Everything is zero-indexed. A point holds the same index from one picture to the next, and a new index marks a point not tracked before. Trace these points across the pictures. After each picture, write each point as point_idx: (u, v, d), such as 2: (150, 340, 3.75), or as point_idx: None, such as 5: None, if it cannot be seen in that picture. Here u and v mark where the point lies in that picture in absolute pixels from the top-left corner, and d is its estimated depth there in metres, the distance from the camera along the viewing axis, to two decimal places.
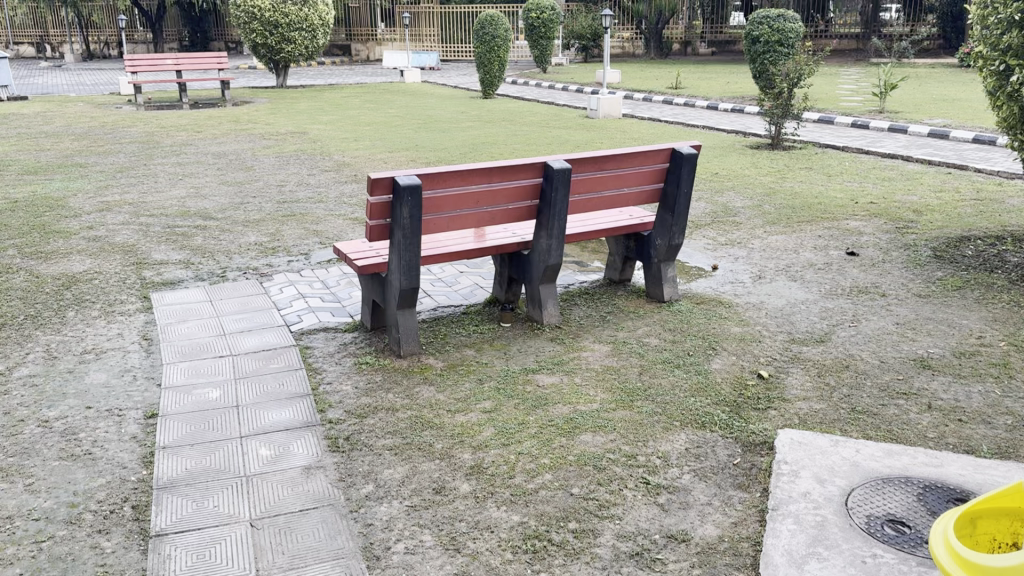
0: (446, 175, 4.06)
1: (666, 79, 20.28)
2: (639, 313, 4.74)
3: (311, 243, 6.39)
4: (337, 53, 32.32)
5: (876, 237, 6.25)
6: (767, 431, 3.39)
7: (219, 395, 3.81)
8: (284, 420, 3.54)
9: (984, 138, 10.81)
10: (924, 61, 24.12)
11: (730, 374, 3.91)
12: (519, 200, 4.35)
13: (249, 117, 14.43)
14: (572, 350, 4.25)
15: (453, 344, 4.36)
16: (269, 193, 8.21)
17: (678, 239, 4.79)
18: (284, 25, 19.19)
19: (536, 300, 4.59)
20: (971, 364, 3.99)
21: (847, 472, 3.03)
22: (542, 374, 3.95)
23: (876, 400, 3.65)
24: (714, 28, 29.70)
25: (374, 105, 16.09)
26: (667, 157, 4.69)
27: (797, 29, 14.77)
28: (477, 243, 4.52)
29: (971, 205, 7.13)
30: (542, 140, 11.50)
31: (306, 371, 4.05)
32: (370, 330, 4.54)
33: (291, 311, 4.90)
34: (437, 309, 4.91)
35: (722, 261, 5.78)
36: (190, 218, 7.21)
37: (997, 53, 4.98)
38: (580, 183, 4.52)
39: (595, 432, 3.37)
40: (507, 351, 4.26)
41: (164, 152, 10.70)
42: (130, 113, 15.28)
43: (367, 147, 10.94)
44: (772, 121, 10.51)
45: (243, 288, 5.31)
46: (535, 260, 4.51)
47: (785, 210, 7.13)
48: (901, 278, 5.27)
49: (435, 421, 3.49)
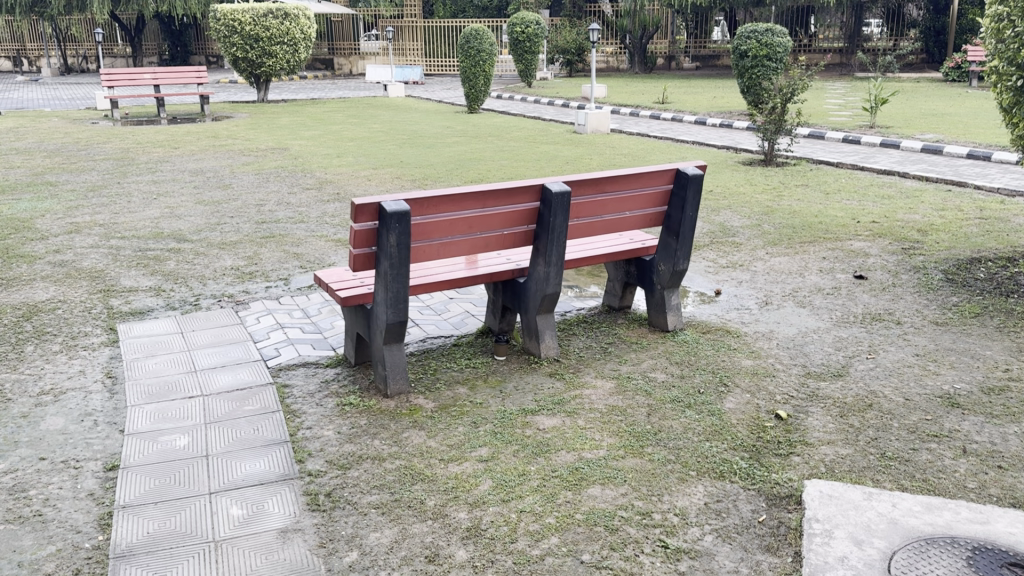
0: (436, 200, 3.74)
1: (652, 94, 20.04)
2: (643, 344, 4.43)
3: (291, 267, 6.05)
4: (319, 68, 32.04)
5: (882, 258, 6.00)
6: (792, 482, 3.10)
7: (187, 443, 3.49)
8: (258, 472, 3.21)
9: (979, 153, 10.65)
10: (908, 76, 24.06)
11: (746, 415, 3.61)
12: (514, 225, 4.04)
13: (228, 133, 14.05)
14: (572, 388, 3.93)
15: (444, 380, 4.03)
16: (248, 213, 7.87)
17: (683, 264, 4.48)
18: (265, 38, 18.83)
19: (533, 331, 4.28)
20: (1002, 401, 3.71)
21: (886, 532, 2.73)
22: (542, 416, 3.62)
23: (905, 444, 3.36)
24: (698, 42, 29.60)
25: (357, 120, 15.80)
26: (671, 178, 4.40)
27: (785, 43, 14.53)
28: (469, 272, 4.21)
29: (976, 224, 6.91)
30: (530, 157, 11.21)
31: (284, 414, 3.71)
32: (354, 366, 4.21)
33: (269, 344, 4.56)
34: (426, 340, 4.58)
35: (724, 285, 5.50)
36: (164, 240, 6.85)
37: (1013, 68, 4.74)
38: (580, 207, 4.22)
39: (604, 485, 3.05)
40: (503, 388, 3.94)
41: (139, 170, 10.32)
42: (105, 128, 14.85)
43: (351, 164, 10.61)
44: (765, 137, 10.27)
45: (217, 318, 4.98)
46: (531, 288, 4.21)
47: (785, 230, 6.87)
48: (915, 303, 5.00)
49: (427, 473, 3.16)
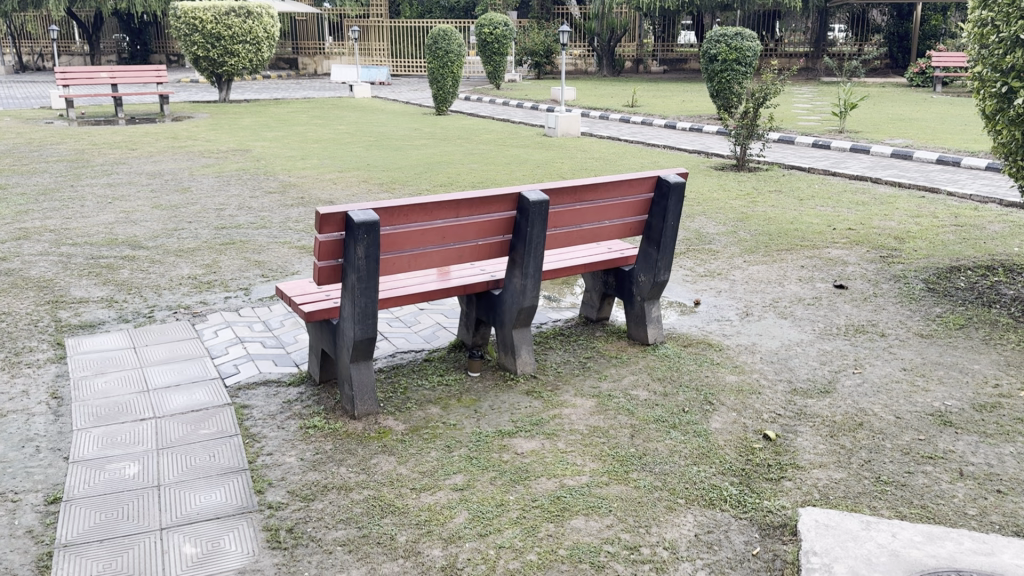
0: (407, 209, 3.53)
1: (621, 97, 19.96)
2: (623, 359, 4.25)
3: (251, 276, 5.78)
4: (283, 68, 31.54)
5: (861, 267, 5.88)
6: (785, 510, 2.93)
7: (136, 471, 3.24)
8: (213, 504, 2.98)
9: (948, 159, 10.69)
10: (873, 81, 24.30)
11: (733, 436, 3.44)
12: (488, 235, 3.84)
13: (188, 133, 13.66)
14: (551, 407, 3.73)
15: (415, 399, 3.81)
16: (207, 217, 7.57)
17: (664, 275, 4.32)
18: (227, 37, 18.41)
19: (509, 346, 4.08)
20: (995, 419, 3.58)
21: (888, 564, 2.55)
22: (520, 439, 3.42)
23: (900, 467, 3.21)
24: (665, 45, 29.64)
25: (323, 121, 15.48)
26: (652, 186, 4.23)
27: (754, 47, 14.54)
28: (442, 284, 3.99)
29: (952, 231, 6.85)
30: (499, 160, 11.00)
31: (242, 439, 3.48)
32: (318, 384, 3.98)
33: (228, 360, 4.31)
34: (395, 355, 4.36)
35: (704, 295, 5.34)
36: (118, 247, 6.54)
37: (998, 74, 4.65)
38: (558, 216, 4.03)
39: (589, 516, 2.86)
40: (478, 408, 3.73)
41: (94, 172, 9.95)
42: (60, 129, 14.35)
43: (315, 167, 10.32)
44: (738, 142, 10.18)
45: (172, 331, 4.71)
46: (507, 301, 4.01)
47: (762, 237, 6.74)
48: (898, 314, 4.89)
49: (398, 504, 2.94)
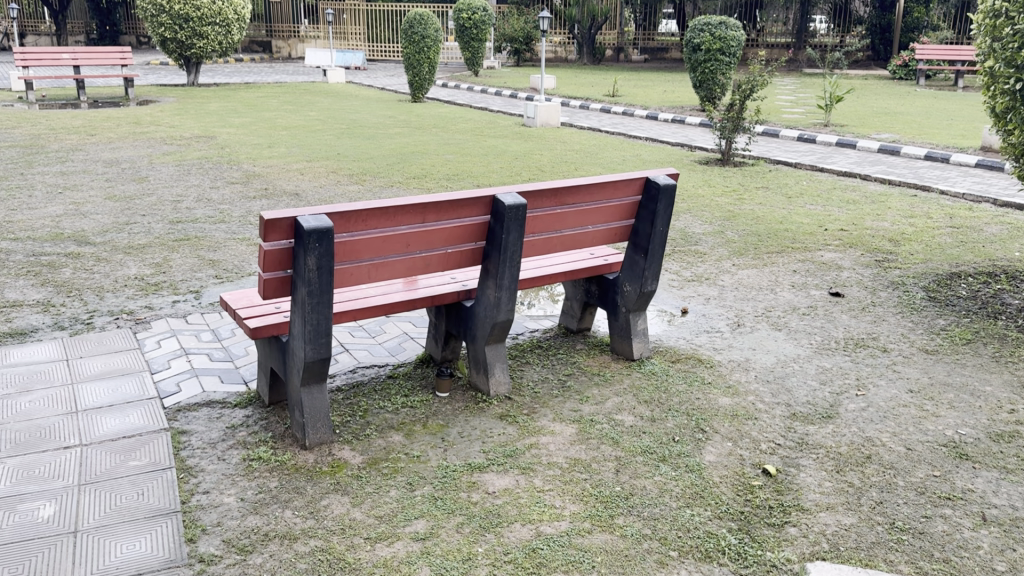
0: (365, 215, 3.12)
1: (601, 86, 19.58)
2: (606, 376, 3.89)
3: (203, 277, 5.35)
4: (256, 50, 30.83)
5: (856, 272, 5.56)
6: (790, 565, 2.57)
7: (53, 512, 2.83)
8: (135, 556, 2.57)
9: (937, 155, 10.44)
10: (856, 73, 24.09)
11: (729, 470, 3.09)
12: (458, 243, 3.45)
13: (152, 118, 13.10)
14: (527, 434, 3.35)
15: (376, 425, 3.42)
16: (163, 210, 7.11)
17: (651, 285, 3.96)
18: (195, 18, 17.77)
19: (481, 364, 3.69)
20: (1015, 452, 3.25)
21: None
22: (490, 474, 3.04)
23: (916, 511, 2.87)
24: (646, 34, 29.30)
25: (293, 107, 14.96)
26: (639, 188, 3.85)
27: (739, 37, 14.24)
28: (407, 295, 3.61)
29: (948, 233, 6.55)
30: (475, 151, 10.59)
31: (178, 473, 3.08)
32: (268, 405, 3.59)
33: (169, 377, 3.89)
34: (355, 371, 3.97)
35: (691, 302, 4.97)
36: (63, 242, 6.08)
37: (1011, 70, 4.31)
38: (536, 221, 3.64)
39: (568, 573, 2.49)
40: (445, 436, 3.34)
41: (48, 159, 9.44)
42: (18, 112, 13.74)
43: (283, 156, 9.85)
44: (723, 135, 9.80)
45: (111, 341, 4.29)
46: (479, 314, 3.63)
47: (750, 237, 6.40)
48: (898, 326, 4.57)
49: (348, 558, 2.56)
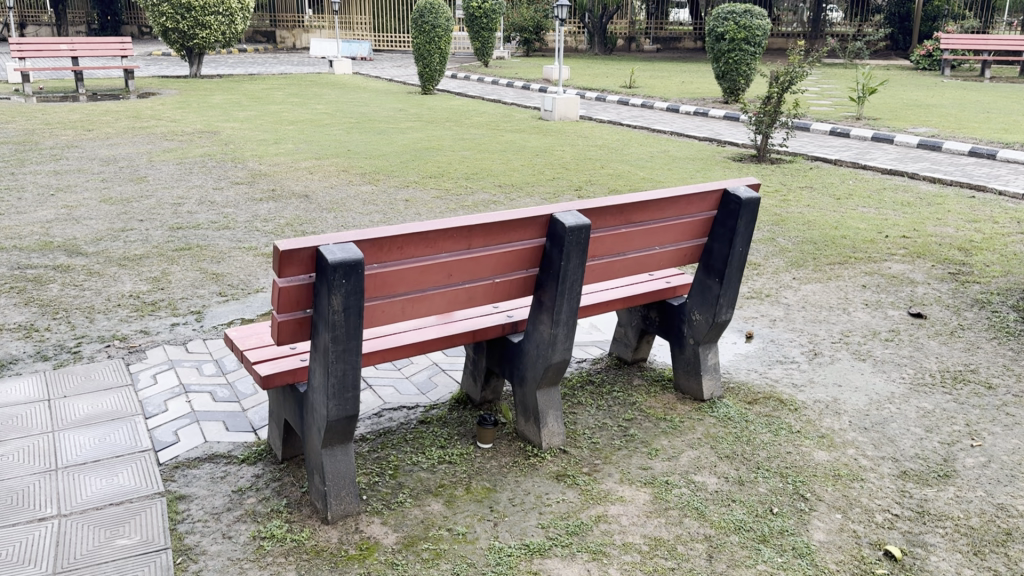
0: (401, 241, 2.56)
1: (617, 77, 19.03)
2: (675, 423, 3.32)
3: (206, 295, 4.80)
4: (259, 40, 30.20)
5: (932, 287, 4.99)
6: None
7: None
8: None
9: (982, 151, 9.84)
10: (876, 62, 23.41)
11: (846, 554, 2.53)
12: (506, 271, 2.89)
13: (152, 112, 12.55)
14: (593, 503, 2.78)
15: (411, 488, 2.87)
16: (162, 215, 6.55)
17: (726, 315, 3.39)
18: (197, 8, 17.14)
19: (531, 412, 3.13)
20: None
21: None
22: (555, 560, 2.48)
23: None
24: (658, 23, 28.63)
25: (299, 99, 14.40)
26: (715, 203, 3.29)
27: (764, 25, 13.55)
28: (443, 332, 3.05)
29: (1020, 240, 5.98)
30: (492, 146, 10.03)
31: (174, 558, 2.52)
32: (281, 461, 3.05)
33: (165, 424, 3.34)
34: (381, 415, 3.41)
35: (756, 326, 4.40)
36: (53, 253, 5.54)
37: None
38: (598, 243, 3.08)
39: None
40: (494, 504, 2.78)
41: (41, 156, 8.89)
42: (13, 105, 13.18)
43: (290, 153, 9.30)
44: (759, 129, 9.20)
45: (99, 376, 3.73)
46: (530, 353, 3.07)
47: (805, 245, 5.84)
48: (998, 356, 3.99)
49: None
